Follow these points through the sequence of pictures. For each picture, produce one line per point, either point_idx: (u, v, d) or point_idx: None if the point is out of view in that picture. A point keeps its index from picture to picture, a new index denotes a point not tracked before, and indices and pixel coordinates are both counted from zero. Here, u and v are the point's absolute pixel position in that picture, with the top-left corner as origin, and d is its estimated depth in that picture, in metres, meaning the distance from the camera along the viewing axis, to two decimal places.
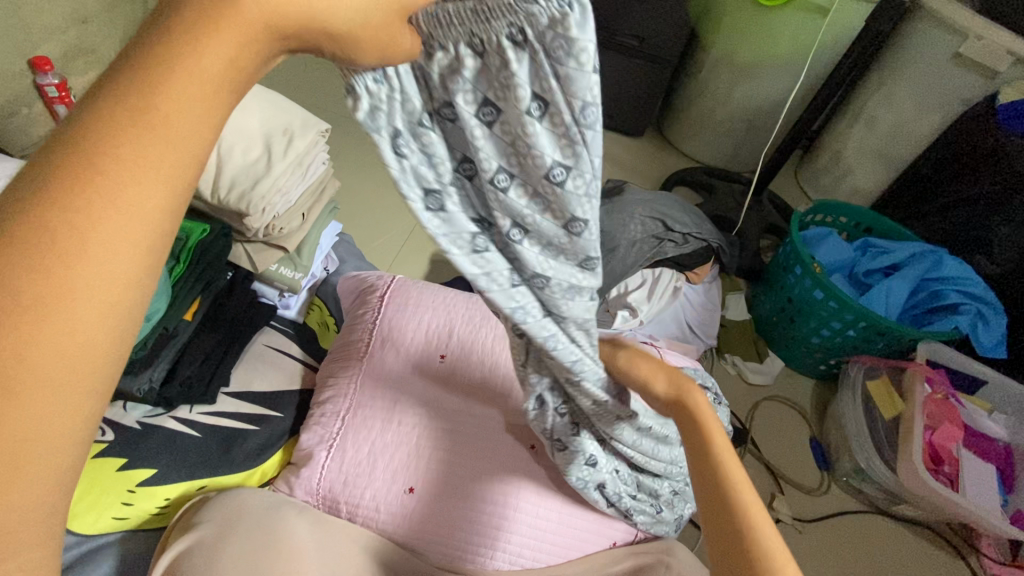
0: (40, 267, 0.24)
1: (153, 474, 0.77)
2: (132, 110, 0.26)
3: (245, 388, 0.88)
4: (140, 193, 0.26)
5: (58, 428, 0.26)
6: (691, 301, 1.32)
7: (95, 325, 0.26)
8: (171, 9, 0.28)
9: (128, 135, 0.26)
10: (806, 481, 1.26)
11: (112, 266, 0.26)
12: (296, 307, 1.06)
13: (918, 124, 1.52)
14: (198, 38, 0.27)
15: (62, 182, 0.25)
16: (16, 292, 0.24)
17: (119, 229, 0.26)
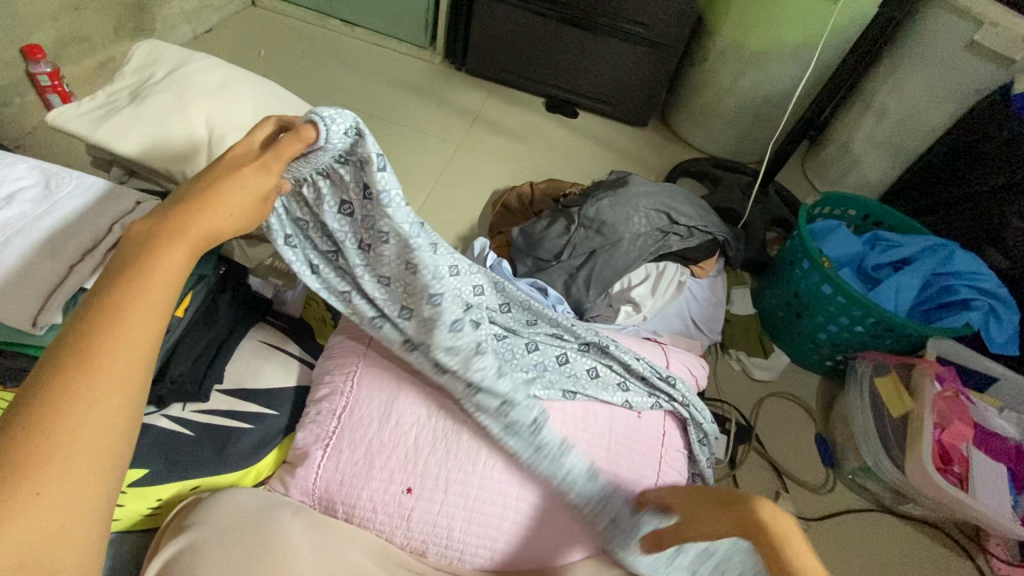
0: (67, 404, 0.39)
1: (145, 474, 0.75)
2: (134, 284, 0.45)
3: (238, 383, 0.86)
4: (131, 348, 0.43)
5: (90, 501, 0.39)
6: (696, 295, 1.29)
7: (108, 432, 0.40)
8: (137, 247, 0.48)
9: (129, 311, 0.43)
10: (810, 478, 1.24)
11: (115, 391, 0.41)
12: (293, 303, 1.02)
13: (930, 114, 1.49)
14: (159, 258, 0.47)
15: (81, 351, 0.41)
16: (51, 421, 0.39)
17: (121, 374, 0.42)
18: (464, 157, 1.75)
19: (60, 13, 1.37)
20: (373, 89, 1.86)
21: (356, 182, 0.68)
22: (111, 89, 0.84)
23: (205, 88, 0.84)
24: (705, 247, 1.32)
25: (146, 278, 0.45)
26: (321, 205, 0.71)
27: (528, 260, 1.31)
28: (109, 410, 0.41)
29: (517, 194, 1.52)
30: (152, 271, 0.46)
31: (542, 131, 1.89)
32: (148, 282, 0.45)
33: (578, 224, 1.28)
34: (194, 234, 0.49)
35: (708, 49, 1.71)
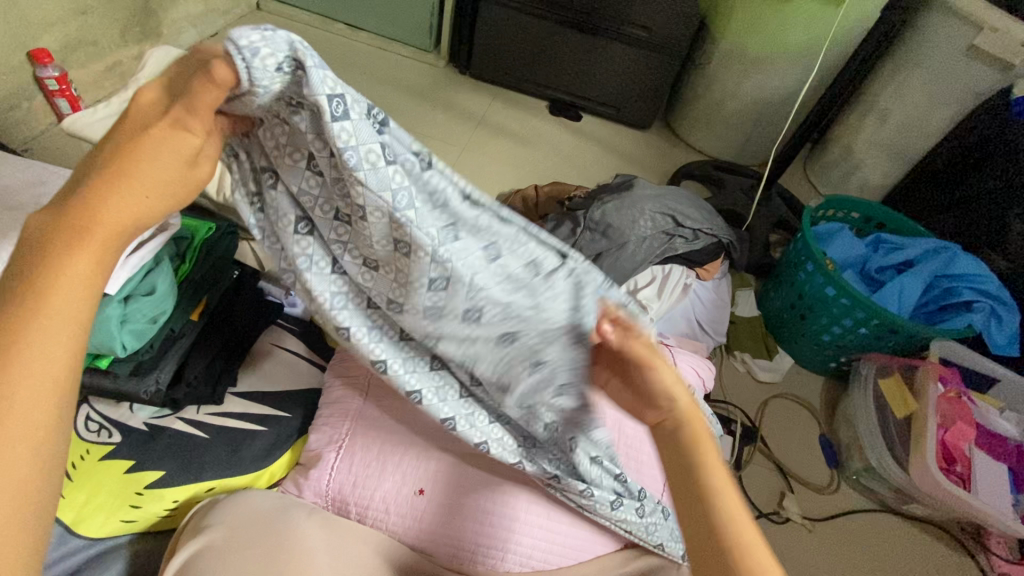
0: None
1: (160, 476, 0.76)
2: (34, 291, 0.37)
3: (251, 386, 0.87)
4: (42, 369, 0.36)
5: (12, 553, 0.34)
6: (702, 298, 1.32)
7: (28, 469, 0.35)
8: (26, 244, 0.39)
9: (31, 327, 0.36)
10: (815, 479, 1.25)
11: (31, 421, 0.35)
12: (303, 304, 1.02)
13: (931, 118, 1.50)
14: (64, 257, 0.38)
15: None
16: None
17: (33, 403, 0.35)
18: (468, 160, 1.76)
19: (68, 17, 1.38)
20: (377, 92, 1.87)
21: (315, 139, 0.52)
22: (125, 95, 0.85)
23: None
24: (710, 249, 1.34)
25: (46, 289, 0.37)
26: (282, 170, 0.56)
27: None
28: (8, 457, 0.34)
29: (522, 199, 1.57)
30: (56, 276, 0.37)
31: (546, 134, 1.90)
32: (46, 292, 0.37)
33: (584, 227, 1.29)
34: (103, 228, 0.39)
35: (711, 53, 1.72)
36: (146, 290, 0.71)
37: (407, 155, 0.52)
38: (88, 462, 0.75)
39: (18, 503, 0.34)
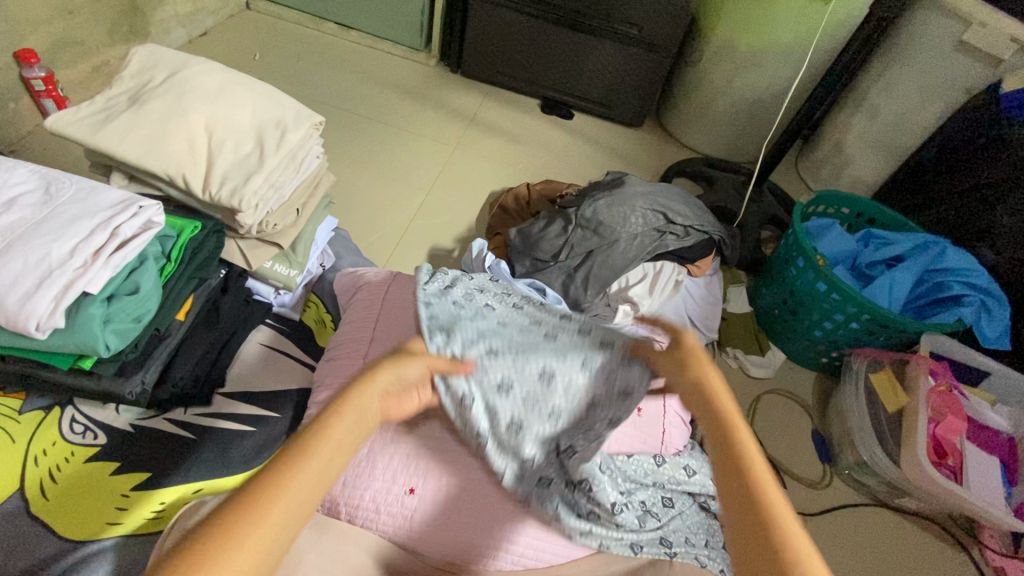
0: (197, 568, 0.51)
1: (148, 477, 0.76)
2: (266, 488, 0.58)
3: (241, 387, 0.86)
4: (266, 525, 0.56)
5: None
6: (692, 295, 1.33)
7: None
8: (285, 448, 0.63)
9: (263, 507, 0.57)
10: (807, 474, 1.25)
11: (245, 561, 0.53)
12: (292, 303, 1.04)
13: (920, 113, 1.51)
14: (301, 455, 0.62)
15: (213, 532, 0.54)
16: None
17: (245, 556, 0.54)
18: (460, 159, 1.76)
19: (52, 17, 1.36)
20: (368, 92, 1.86)
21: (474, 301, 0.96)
22: (108, 94, 0.84)
23: (204, 90, 0.84)
24: (703, 246, 1.33)
25: (286, 480, 0.59)
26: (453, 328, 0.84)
27: (526, 261, 1.32)
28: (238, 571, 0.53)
29: (514, 196, 1.57)
30: (295, 467, 0.60)
31: (539, 133, 1.90)
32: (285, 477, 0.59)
33: (576, 225, 1.30)
34: (329, 443, 0.64)
35: (702, 51, 1.73)
36: (129, 290, 0.68)
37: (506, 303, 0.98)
38: (73, 465, 0.75)
39: None
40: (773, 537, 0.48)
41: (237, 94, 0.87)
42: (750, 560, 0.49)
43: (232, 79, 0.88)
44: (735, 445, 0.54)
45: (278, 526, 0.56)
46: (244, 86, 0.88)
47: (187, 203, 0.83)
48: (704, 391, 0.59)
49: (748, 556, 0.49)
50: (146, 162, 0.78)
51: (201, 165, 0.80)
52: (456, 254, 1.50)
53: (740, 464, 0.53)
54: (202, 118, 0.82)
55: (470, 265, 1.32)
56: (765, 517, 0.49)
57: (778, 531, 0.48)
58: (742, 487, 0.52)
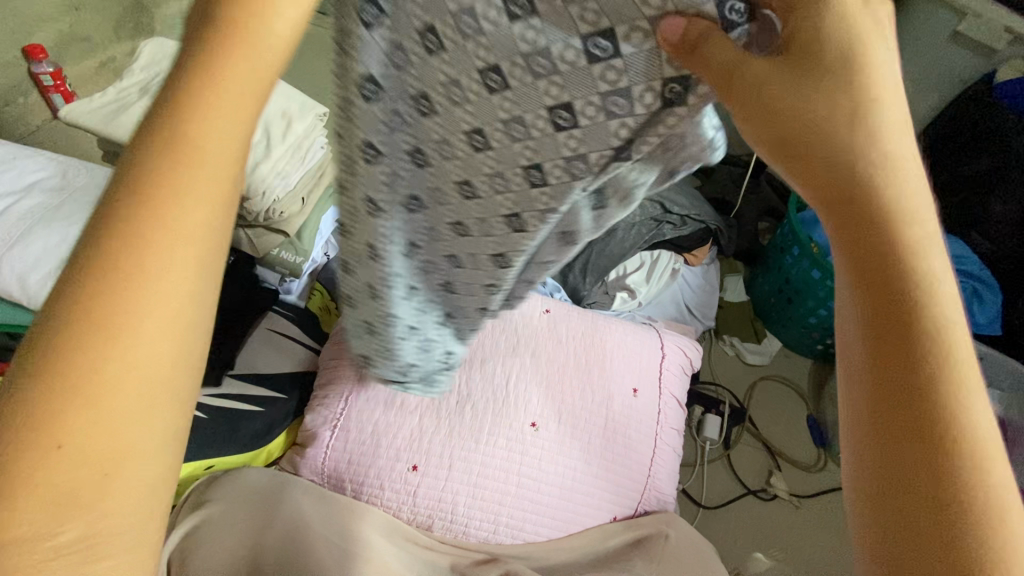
0: (57, 397, 0.26)
1: None
2: (119, 260, 0.28)
3: (248, 369, 0.90)
4: (149, 327, 0.28)
5: (145, 461, 0.28)
6: (689, 283, 1.36)
7: (133, 426, 0.27)
8: (104, 211, 0.29)
9: (140, 277, 0.28)
10: (802, 458, 1.28)
11: (137, 395, 0.28)
12: (298, 290, 1.09)
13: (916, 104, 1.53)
14: (161, 212, 0.28)
15: (36, 384, 0.26)
16: (41, 402, 0.26)
17: (126, 383, 0.27)
18: None
19: (61, 13, 1.40)
20: None
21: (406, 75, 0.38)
22: (122, 86, 0.86)
23: None
24: (700, 236, 1.34)
25: (141, 253, 0.28)
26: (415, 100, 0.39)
27: None
28: (125, 375, 0.27)
29: None
30: (164, 191, 0.29)
31: None
32: (157, 215, 0.28)
33: None
34: (213, 159, 0.30)
35: None
36: None
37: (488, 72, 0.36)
38: None
39: (133, 433, 0.27)
40: (964, 537, 0.27)
41: None
42: (881, 530, 0.29)
43: None
44: (899, 329, 0.30)
45: (135, 371, 0.27)
46: None
47: None
48: (832, 120, 0.31)
49: (876, 439, 0.29)
50: None
51: None
52: None
53: (919, 391, 0.29)
54: None
55: None
56: (931, 431, 0.29)
57: (970, 454, 0.28)
58: (891, 317, 0.30)
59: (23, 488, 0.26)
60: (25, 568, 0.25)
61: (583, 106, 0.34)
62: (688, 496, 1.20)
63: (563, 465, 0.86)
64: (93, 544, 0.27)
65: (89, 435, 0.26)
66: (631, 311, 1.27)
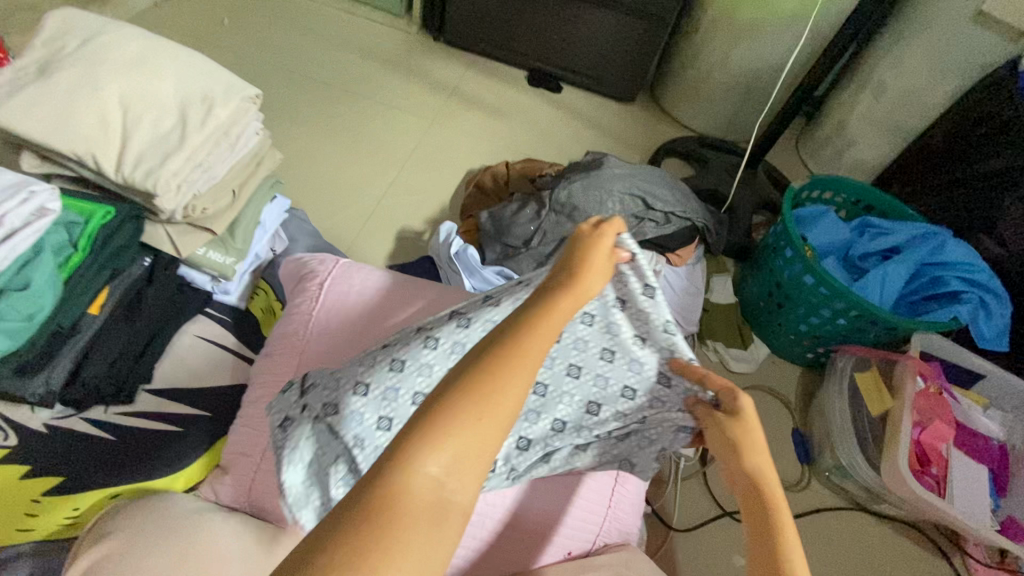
0: (469, 413, 0.45)
1: (60, 481, 0.71)
2: (512, 351, 0.48)
3: (169, 382, 0.81)
4: (521, 386, 0.47)
5: (469, 484, 0.44)
6: (671, 285, 1.25)
7: (477, 452, 0.45)
8: (500, 330, 0.51)
9: (522, 361, 0.48)
10: (784, 475, 1.20)
11: (496, 426, 0.46)
12: (237, 292, 0.98)
13: (928, 93, 1.42)
14: (529, 335, 0.50)
15: (453, 401, 0.46)
16: (463, 411, 0.45)
17: (503, 417, 0.46)
18: (438, 133, 1.69)
19: None
20: (345, 61, 1.79)
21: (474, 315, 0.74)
22: (15, 62, 0.75)
23: (120, 60, 0.76)
24: (684, 234, 1.25)
25: (524, 355, 0.49)
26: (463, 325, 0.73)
27: (496, 247, 1.25)
28: (504, 414, 0.46)
29: (491, 175, 1.50)
30: (544, 319, 0.51)
31: (525, 107, 1.83)
32: (536, 332, 0.50)
33: (549, 208, 1.22)
34: (559, 317, 0.52)
35: (700, 21, 1.66)
36: (18, 284, 0.61)
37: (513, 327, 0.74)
38: None
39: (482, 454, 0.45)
40: None
41: (163, 64, 0.79)
42: None
43: (155, 46, 0.80)
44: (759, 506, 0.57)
45: (506, 413, 0.46)
46: (170, 54, 0.80)
47: (102, 184, 0.76)
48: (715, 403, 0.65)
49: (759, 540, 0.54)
50: (51, 141, 0.70)
51: (114, 143, 0.73)
52: (427, 237, 1.46)
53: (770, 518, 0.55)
54: (116, 92, 0.74)
55: (436, 249, 1.25)
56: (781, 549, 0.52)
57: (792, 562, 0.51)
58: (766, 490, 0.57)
59: (408, 466, 0.43)
60: (410, 500, 0.42)
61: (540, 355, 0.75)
62: (658, 516, 1.12)
63: (539, 485, 0.83)
64: (435, 507, 0.42)
65: (474, 435, 0.45)
66: None
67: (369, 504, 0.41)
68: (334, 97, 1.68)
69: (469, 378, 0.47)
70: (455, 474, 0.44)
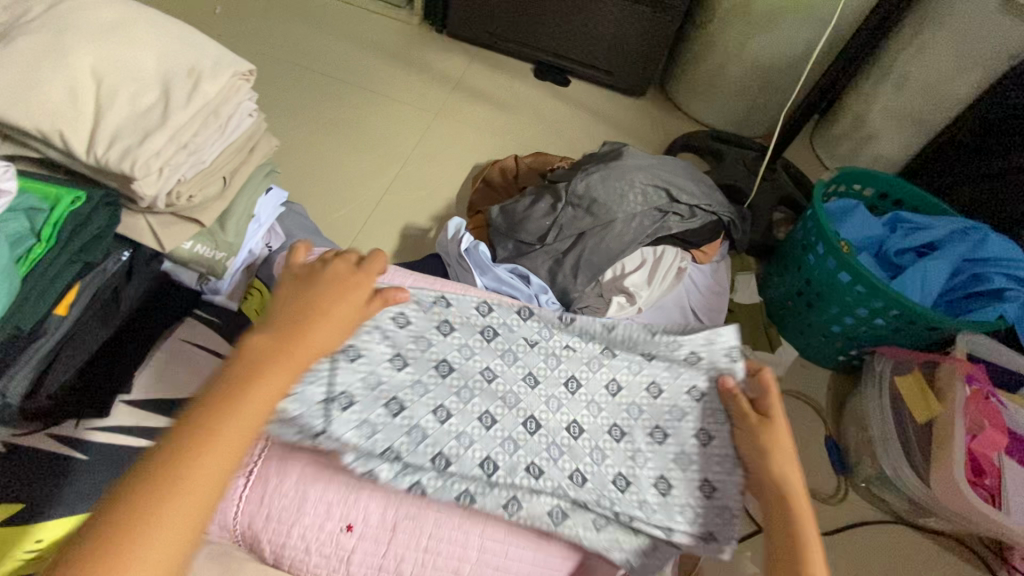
0: (165, 475, 0.43)
1: (23, 508, 0.61)
2: (222, 415, 0.46)
3: (149, 394, 0.71)
4: (234, 437, 0.46)
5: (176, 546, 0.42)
6: (696, 284, 1.17)
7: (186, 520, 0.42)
8: (195, 412, 0.47)
9: (232, 418, 0.47)
10: (820, 487, 1.12)
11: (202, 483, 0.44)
12: (228, 290, 0.87)
13: (955, 84, 1.35)
14: (260, 379, 0.50)
15: (144, 485, 0.42)
16: (172, 460, 0.43)
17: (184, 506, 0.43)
18: (441, 127, 1.60)
19: None
20: (341, 52, 1.70)
21: (518, 321, 0.78)
22: None
23: (92, 28, 0.67)
24: (711, 229, 1.17)
25: (239, 403, 0.47)
26: (498, 330, 0.77)
27: (509, 243, 1.17)
28: (200, 480, 0.44)
29: (500, 169, 1.42)
30: (258, 377, 0.50)
31: (530, 102, 1.75)
32: (241, 406, 0.47)
33: (566, 202, 1.13)
34: (298, 359, 0.53)
35: (714, 11, 1.59)
36: None
37: (547, 340, 0.77)
38: None
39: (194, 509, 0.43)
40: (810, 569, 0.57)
41: (143, 35, 0.70)
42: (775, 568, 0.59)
43: (132, 14, 0.71)
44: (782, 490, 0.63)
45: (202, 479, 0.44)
46: (151, 24, 0.71)
47: (72, 167, 0.66)
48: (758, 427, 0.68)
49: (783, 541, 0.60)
50: (12, 117, 0.61)
51: (85, 122, 0.64)
52: (433, 234, 1.38)
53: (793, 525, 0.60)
54: (88, 62, 0.65)
55: (443, 246, 1.16)
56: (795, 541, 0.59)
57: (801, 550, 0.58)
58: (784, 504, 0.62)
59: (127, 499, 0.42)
60: None
61: (564, 366, 0.75)
62: None
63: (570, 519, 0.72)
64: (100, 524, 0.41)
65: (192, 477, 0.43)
66: (628, 318, 1.08)
67: (143, 472, 0.43)
68: (330, 91, 1.60)
69: (233, 381, 0.49)
70: (203, 478, 0.44)
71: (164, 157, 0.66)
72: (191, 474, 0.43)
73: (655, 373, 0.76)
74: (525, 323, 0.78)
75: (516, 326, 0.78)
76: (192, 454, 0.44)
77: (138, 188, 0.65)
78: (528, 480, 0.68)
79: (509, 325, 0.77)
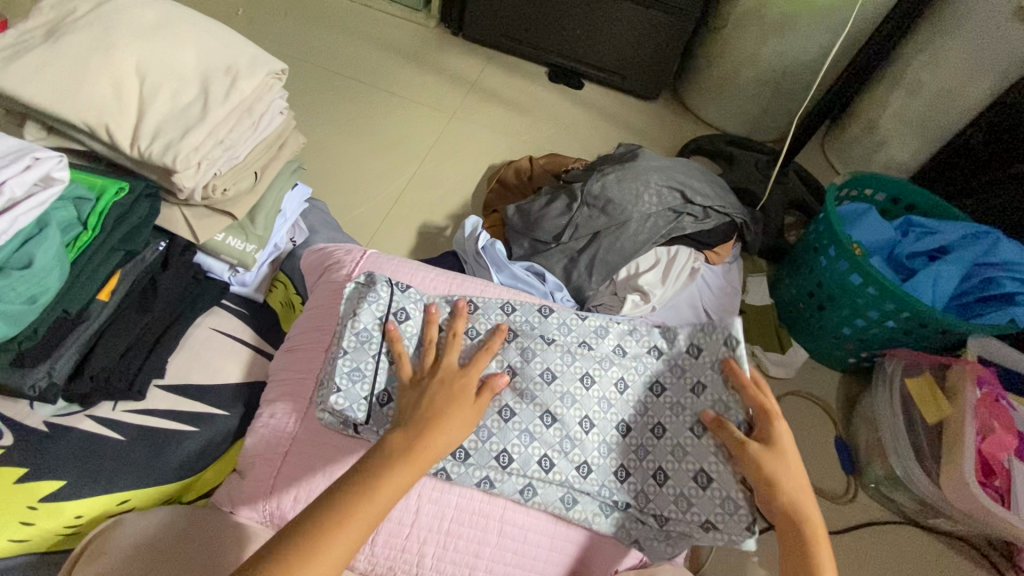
0: (320, 531, 0.52)
1: (64, 486, 0.64)
2: (363, 495, 0.55)
3: (182, 380, 0.74)
4: (373, 508, 0.55)
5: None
6: (708, 284, 1.18)
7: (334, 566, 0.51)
8: (339, 491, 0.55)
9: (371, 498, 0.55)
10: (830, 487, 1.13)
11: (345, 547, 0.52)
12: (254, 283, 0.91)
13: (968, 90, 1.36)
14: (390, 470, 0.57)
15: (301, 539, 0.51)
16: (328, 517, 0.53)
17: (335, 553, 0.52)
18: (457, 128, 1.63)
19: None
20: (360, 54, 1.74)
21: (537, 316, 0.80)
22: (24, 27, 0.69)
23: (136, 27, 0.70)
24: (725, 231, 1.19)
25: (376, 491, 0.56)
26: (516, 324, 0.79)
27: (524, 242, 1.19)
28: (343, 544, 0.52)
29: (515, 169, 1.44)
30: (400, 462, 0.58)
31: (544, 104, 1.77)
32: (377, 494, 0.56)
33: (581, 202, 1.15)
34: (428, 454, 0.60)
35: (728, 16, 1.61)
36: (20, 263, 0.54)
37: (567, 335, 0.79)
38: None
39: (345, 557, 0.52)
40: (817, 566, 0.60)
41: (183, 34, 0.73)
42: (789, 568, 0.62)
43: (172, 14, 0.73)
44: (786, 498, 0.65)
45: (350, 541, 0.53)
46: (190, 24, 0.74)
47: (115, 160, 0.69)
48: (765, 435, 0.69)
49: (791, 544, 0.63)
50: (61, 111, 0.64)
51: (129, 117, 0.67)
52: (449, 232, 1.40)
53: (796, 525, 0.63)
54: (132, 59, 0.68)
55: (460, 243, 1.18)
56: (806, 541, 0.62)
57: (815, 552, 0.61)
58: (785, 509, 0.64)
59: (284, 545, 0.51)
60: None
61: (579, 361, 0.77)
62: None
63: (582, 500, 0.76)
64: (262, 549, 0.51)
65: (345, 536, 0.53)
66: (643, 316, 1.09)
67: (293, 526, 0.53)
68: (349, 92, 1.63)
69: (371, 470, 0.57)
70: (345, 539, 0.53)
71: (202, 151, 0.69)
72: (333, 541, 0.52)
73: (655, 372, 0.80)
74: (545, 319, 0.80)
75: (535, 321, 0.79)
76: (339, 520, 0.53)
77: (178, 180, 0.67)
78: (538, 472, 0.71)
79: (528, 318, 0.80)
